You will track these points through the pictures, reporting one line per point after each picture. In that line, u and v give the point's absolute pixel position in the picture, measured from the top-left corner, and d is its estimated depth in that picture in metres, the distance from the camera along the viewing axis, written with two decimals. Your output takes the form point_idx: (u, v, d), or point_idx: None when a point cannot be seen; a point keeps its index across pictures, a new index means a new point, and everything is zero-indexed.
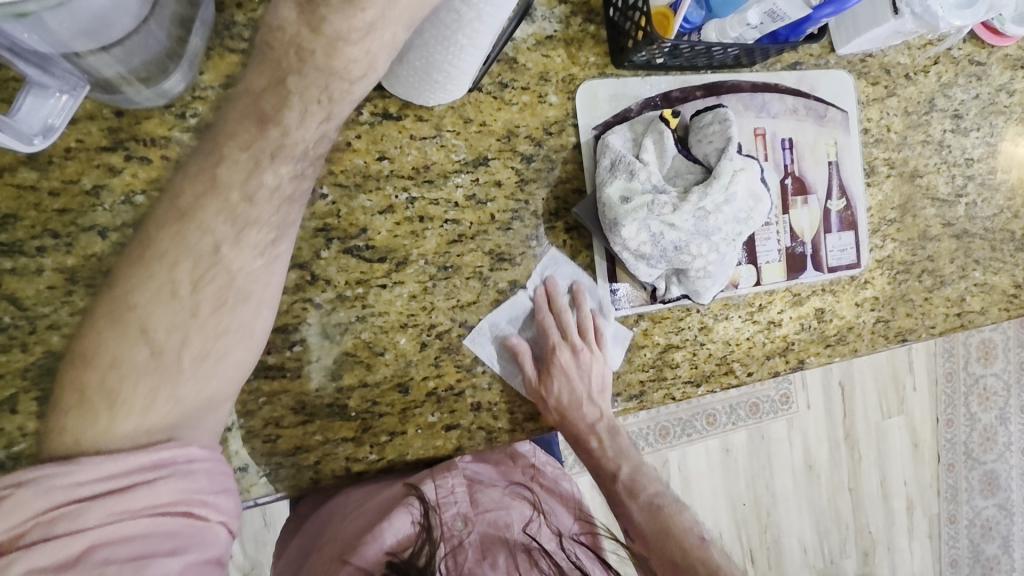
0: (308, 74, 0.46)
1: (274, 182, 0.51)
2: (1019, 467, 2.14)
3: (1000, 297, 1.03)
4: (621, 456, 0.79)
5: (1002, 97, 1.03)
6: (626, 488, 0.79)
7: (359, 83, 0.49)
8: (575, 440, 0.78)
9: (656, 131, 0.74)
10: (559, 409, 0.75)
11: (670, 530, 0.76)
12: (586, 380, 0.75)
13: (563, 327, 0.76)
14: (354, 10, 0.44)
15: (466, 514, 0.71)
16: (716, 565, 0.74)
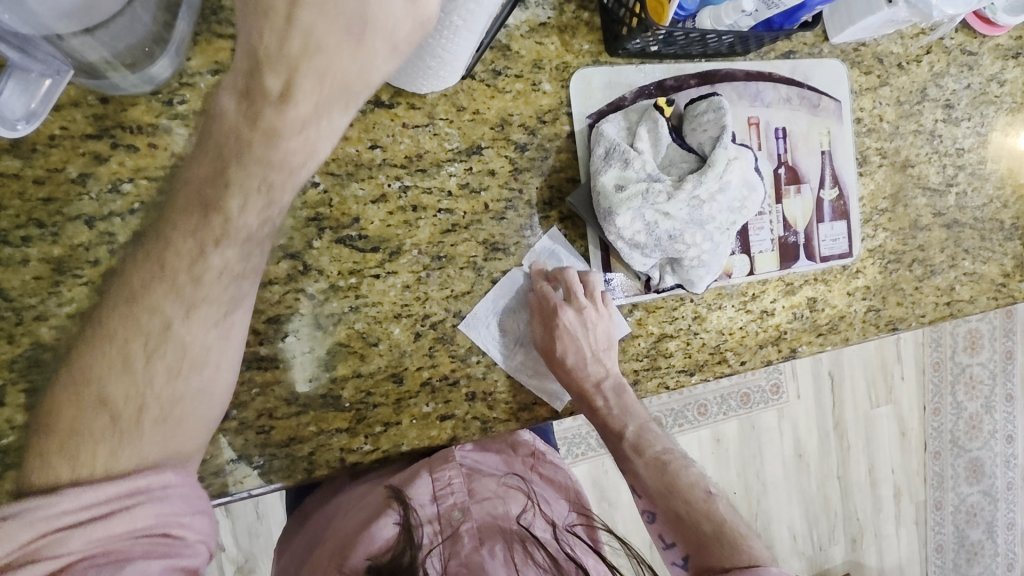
0: (244, 162, 0.46)
1: (220, 264, 0.49)
2: (1004, 453, 2.18)
3: (989, 286, 1.04)
4: (628, 415, 0.76)
5: (993, 87, 1.04)
6: (633, 446, 0.76)
7: (302, 168, 0.48)
8: (581, 400, 0.75)
9: (650, 119, 0.73)
10: (564, 367, 0.73)
11: (674, 484, 0.75)
12: (591, 336, 0.73)
13: (569, 286, 0.74)
14: (285, 104, 0.45)
15: (463, 505, 0.71)
16: (723, 519, 0.72)
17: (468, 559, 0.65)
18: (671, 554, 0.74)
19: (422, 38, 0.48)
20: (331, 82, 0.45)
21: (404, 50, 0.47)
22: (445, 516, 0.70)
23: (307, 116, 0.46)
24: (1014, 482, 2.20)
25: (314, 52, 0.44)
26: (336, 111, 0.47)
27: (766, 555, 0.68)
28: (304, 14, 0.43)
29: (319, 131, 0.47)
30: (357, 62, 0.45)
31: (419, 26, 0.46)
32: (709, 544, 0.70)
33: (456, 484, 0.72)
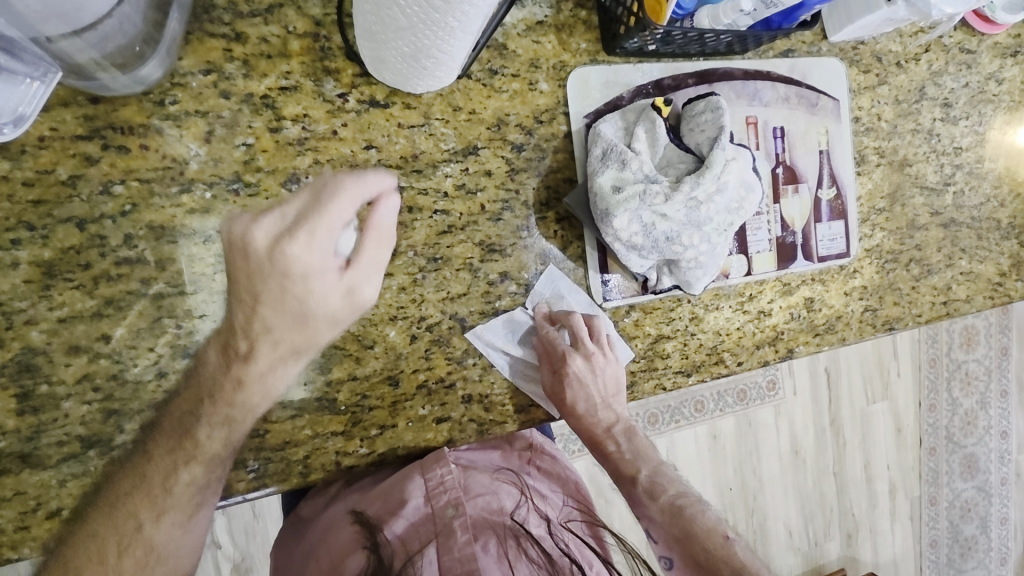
0: (217, 404, 0.55)
1: (189, 477, 0.56)
2: (998, 449, 2.19)
3: (985, 285, 1.04)
4: (638, 458, 0.78)
5: (991, 85, 1.04)
6: (647, 490, 0.77)
7: (258, 408, 0.56)
8: (592, 443, 0.78)
9: (648, 120, 0.73)
10: (576, 415, 0.74)
11: (691, 532, 0.74)
12: (600, 383, 0.74)
13: (574, 333, 0.74)
14: (250, 360, 0.53)
15: (457, 501, 0.70)
16: (740, 564, 0.72)
17: (462, 553, 0.64)
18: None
19: (358, 314, 0.54)
20: (282, 346, 0.53)
21: (344, 320, 0.53)
22: (440, 512, 0.69)
23: (262, 369, 0.54)
24: (1008, 478, 2.21)
25: (268, 330, 0.52)
26: (289, 362, 0.54)
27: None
28: (265, 313, 0.51)
29: (274, 377, 0.55)
30: (305, 332, 0.53)
31: (356, 310, 0.53)
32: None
33: (449, 481, 0.70)
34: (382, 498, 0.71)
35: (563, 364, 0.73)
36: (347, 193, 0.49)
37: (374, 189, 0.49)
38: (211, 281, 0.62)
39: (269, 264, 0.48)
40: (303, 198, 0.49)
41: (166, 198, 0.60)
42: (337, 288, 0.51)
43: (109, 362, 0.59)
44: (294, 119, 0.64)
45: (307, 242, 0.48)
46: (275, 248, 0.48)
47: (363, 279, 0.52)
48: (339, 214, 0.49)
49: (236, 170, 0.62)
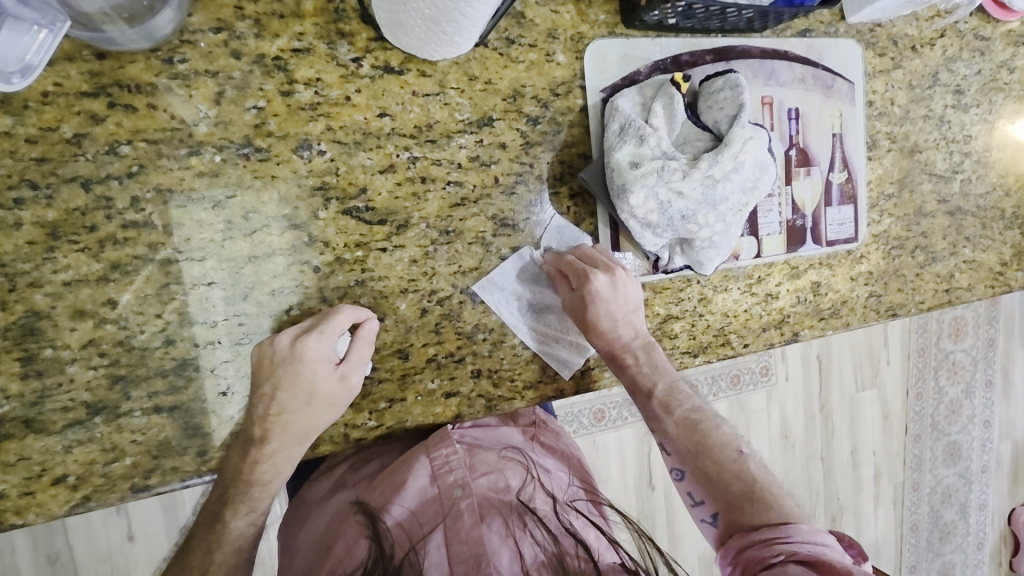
0: (240, 486, 0.62)
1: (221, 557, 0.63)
2: (980, 437, 2.24)
3: (987, 274, 1.05)
4: (658, 372, 0.75)
5: (1003, 73, 1.03)
6: (662, 405, 0.76)
7: (273, 483, 0.63)
8: (610, 358, 0.74)
9: (666, 95, 0.71)
10: (598, 330, 0.72)
11: (707, 446, 0.75)
12: (620, 298, 0.72)
13: (589, 256, 0.73)
14: (262, 443, 0.61)
15: (463, 481, 0.71)
16: (754, 479, 0.72)
17: (468, 536, 0.66)
18: (699, 512, 0.74)
19: (352, 398, 0.64)
20: (290, 428, 0.61)
21: (340, 404, 0.63)
22: (446, 493, 0.71)
23: (275, 448, 0.61)
24: (989, 465, 2.26)
25: (282, 412, 0.61)
26: (295, 445, 0.62)
27: (797, 515, 0.68)
28: (283, 396, 0.60)
29: (282, 459, 0.62)
30: (309, 414, 0.61)
31: (350, 393, 0.63)
32: (741, 503, 0.70)
33: (454, 461, 0.72)
34: (384, 486, 0.73)
35: (582, 284, 0.71)
36: (346, 310, 0.62)
37: (361, 314, 0.63)
38: (221, 248, 0.61)
39: (289, 356, 0.60)
40: (309, 321, 0.63)
41: (174, 161, 0.59)
42: (335, 376, 0.62)
43: (115, 328, 0.58)
44: (306, 83, 0.62)
45: (319, 337, 0.60)
46: (295, 344, 0.60)
47: (355, 367, 0.63)
48: (342, 322, 0.62)
49: (247, 134, 0.61)
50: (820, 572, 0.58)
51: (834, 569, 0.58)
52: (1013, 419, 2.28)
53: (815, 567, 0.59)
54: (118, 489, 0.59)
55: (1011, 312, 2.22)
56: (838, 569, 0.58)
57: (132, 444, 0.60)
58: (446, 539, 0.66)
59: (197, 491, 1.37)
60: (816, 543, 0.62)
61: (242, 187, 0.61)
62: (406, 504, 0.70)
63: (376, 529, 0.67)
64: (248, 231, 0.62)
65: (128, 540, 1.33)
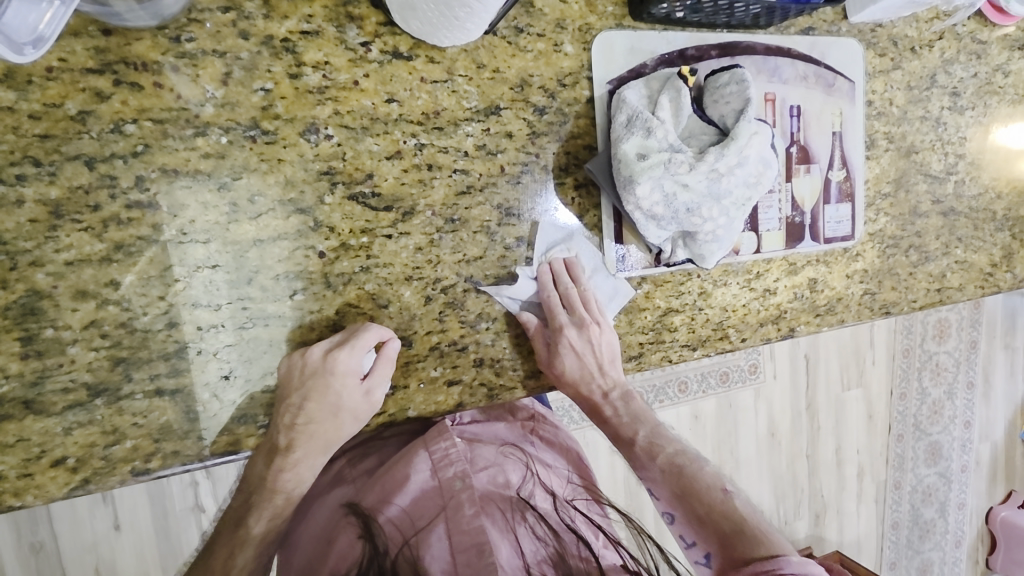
0: (262, 493, 0.62)
1: (242, 563, 0.62)
2: (962, 437, 2.28)
3: (977, 274, 1.08)
4: (637, 420, 0.77)
5: (998, 77, 1.05)
6: (645, 452, 0.76)
7: (296, 492, 0.63)
8: (591, 408, 0.77)
9: (673, 89, 0.72)
10: (570, 384, 0.74)
11: (693, 489, 0.73)
12: (594, 354, 0.73)
13: (569, 303, 0.73)
14: (287, 452, 0.61)
15: (462, 473, 0.73)
16: (741, 519, 0.70)
17: (469, 526, 0.66)
18: (694, 553, 0.73)
19: (376, 411, 0.64)
20: (315, 438, 0.61)
21: (365, 416, 0.63)
22: (446, 485, 0.72)
23: (299, 458, 0.61)
24: (969, 465, 2.30)
25: (308, 422, 0.61)
26: (319, 456, 0.62)
27: (787, 547, 0.66)
28: (310, 407, 0.61)
29: (306, 468, 0.62)
30: (334, 426, 0.62)
31: (373, 407, 0.64)
32: (731, 540, 0.69)
33: (452, 454, 0.74)
34: (385, 483, 0.73)
35: (554, 336, 0.72)
36: (373, 327, 0.63)
37: (386, 333, 0.64)
38: (225, 231, 0.60)
39: (320, 368, 0.61)
40: (336, 338, 0.63)
41: (180, 141, 0.58)
42: (361, 390, 0.62)
43: (118, 310, 0.57)
44: (314, 66, 0.62)
45: (350, 351, 0.61)
46: (326, 357, 0.61)
47: (379, 383, 0.63)
48: (370, 339, 0.63)
49: (254, 116, 0.60)
50: None
51: None
52: (993, 420, 2.33)
53: None
54: (119, 472, 0.59)
55: (994, 315, 2.26)
56: None
57: (133, 427, 0.59)
58: (447, 533, 0.66)
59: (185, 482, 1.36)
60: (806, 574, 0.61)
61: (248, 169, 0.60)
62: (405, 500, 0.71)
63: (370, 526, 0.66)
64: (254, 214, 0.61)
65: (114, 530, 1.32)
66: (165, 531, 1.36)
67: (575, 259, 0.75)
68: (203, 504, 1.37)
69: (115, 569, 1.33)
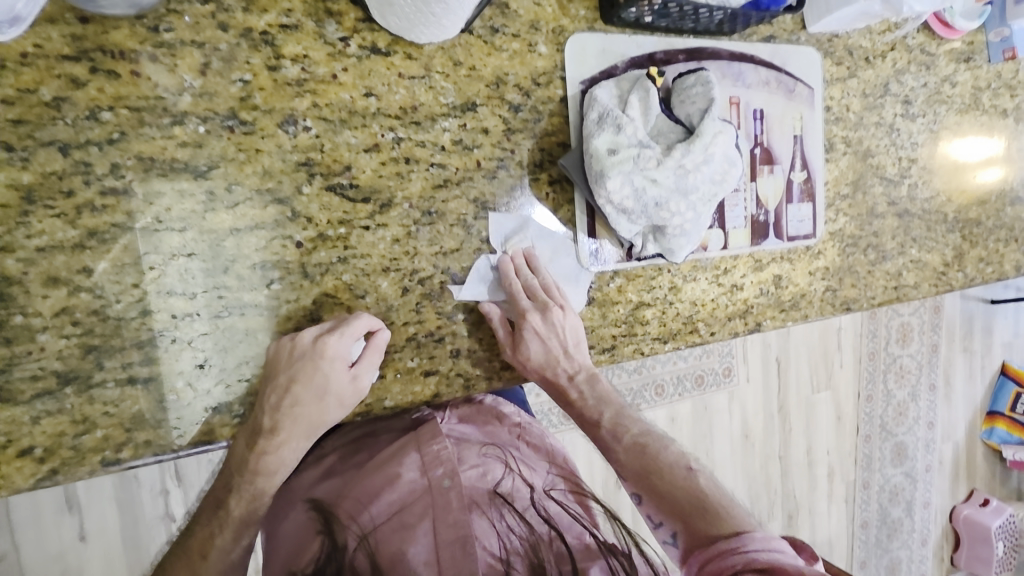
0: (244, 476, 0.61)
1: (222, 544, 0.61)
2: (925, 438, 2.36)
3: (931, 273, 1.15)
4: (602, 403, 0.76)
5: (946, 87, 1.12)
6: (610, 434, 0.75)
7: (278, 474, 0.62)
8: (556, 394, 0.76)
9: (642, 89, 0.75)
10: (532, 369, 0.74)
11: (656, 467, 0.72)
12: (558, 337, 0.73)
13: (531, 291, 0.73)
14: (273, 433, 0.61)
15: (451, 472, 0.71)
16: (704, 493, 0.69)
17: (456, 520, 0.65)
18: (662, 534, 0.70)
19: (360, 399, 0.64)
20: (301, 421, 0.61)
21: (349, 403, 0.63)
22: (435, 482, 0.70)
23: (283, 440, 0.61)
24: (932, 465, 2.38)
25: (295, 405, 0.61)
26: (302, 439, 0.62)
27: (751, 522, 0.63)
28: (297, 390, 0.61)
29: (289, 452, 0.62)
30: (320, 410, 0.62)
31: (358, 396, 0.64)
32: (694, 517, 0.66)
33: (442, 454, 0.74)
34: (371, 480, 0.73)
35: (517, 322, 0.72)
36: (365, 316, 0.65)
37: (376, 323, 0.65)
38: (202, 220, 0.60)
39: (309, 351, 0.61)
40: (326, 325, 0.64)
41: (157, 129, 0.58)
42: (348, 375, 0.63)
43: (90, 297, 0.57)
44: (293, 59, 0.63)
45: (340, 337, 0.62)
46: (317, 342, 0.61)
47: (366, 370, 0.64)
48: (361, 327, 0.64)
49: (232, 106, 0.61)
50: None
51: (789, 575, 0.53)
52: (954, 420, 2.42)
53: (770, 573, 0.54)
54: (89, 462, 0.58)
55: (951, 319, 2.36)
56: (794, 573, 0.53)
57: (103, 417, 0.58)
58: (433, 530, 0.65)
59: (155, 490, 1.34)
60: (771, 548, 0.58)
61: (226, 158, 0.61)
62: (392, 495, 0.70)
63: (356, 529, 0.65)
64: (230, 203, 0.61)
65: (79, 541, 1.28)
66: (134, 541, 1.33)
67: (532, 248, 0.76)
68: (174, 512, 1.35)
69: None
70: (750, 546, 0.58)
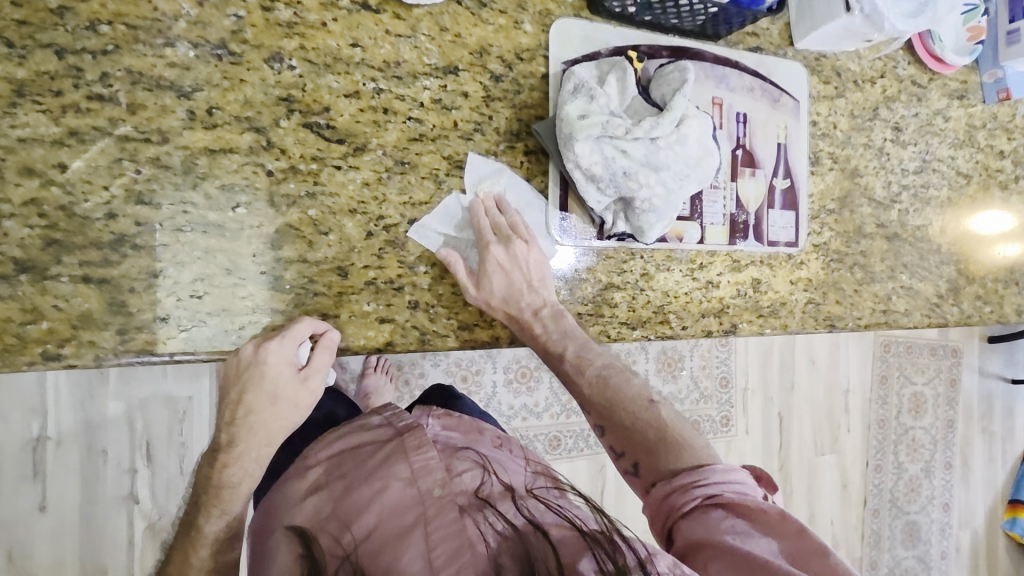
0: (212, 491, 0.71)
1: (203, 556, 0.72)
2: (939, 521, 2.22)
3: (923, 303, 1.12)
4: (567, 337, 0.77)
5: (939, 120, 1.14)
6: (574, 365, 0.77)
7: (242, 485, 0.71)
8: (520, 330, 0.78)
9: (620, 69, 0.78)
10: (495, 305, 0.75)
11: (620, 400, 0.77)
12: (522, 269, 0.76)
13: (497, 228, 0.76)
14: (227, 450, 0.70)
15: (443, 481, 0.65)
16: (664, 425, 0.75)
17: (448, 529, 0.59)
18: (623, 464, 0.75)
19: (313, 397, 0.73)
20: (257, 429, 0.70)
21: (302, 403, 0.72)
22: (426, 491, 0.64)
23: (241, 450, 0.69)
24: (948, 552, 2.24)
25: (248, 413, 0.69)
26: (262, 446, 0.71)
27: (706, 455, 0.71)
28: (249, 398, 0.68)
29: (250, 460, 0.70)
30: (273, 413, 0.70)
31: (311, 393, 0.72)
32: (656, 450, 0.73)
33: (433, 464, 0.67)
34: (358, 485, 0.67)
35: (481, 250, 0.75)
36: (308, 320, 0.68)
37: (322, 325, 0.69)
38: (179, 136, 0.64)
39: (253, 361, 0.67)
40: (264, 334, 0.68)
41: (149, 48, 0.62)
42: (296, 378, 0.70)
43: (60, 193, 0.60)
44: (286, 3, 0.67)
45: (280, 342, 0.67)
46: (259, 350, 0.67)
47: (315, 372, 0.70)
48: (303, 331, 0.68)
49: (223, 38, 0.65)
50: (738, 513, 0.61)
51: (747, 509, 0.61)
52: (972, 506, 2.28)
53: (733, 510, 0.61)
54: (30, 352, 0.59)
55: (970, 396, 2.26)
56: (753, 510, 0.61)
57: (53, 310, 0.60)
58: (428, 537, 0.59)
59: (122, 468, 1.28)
60: (728, 481, 0.65)
61: (210, 84, 0.65)
62: (382, 506, 0.64)
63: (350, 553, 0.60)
64: (210, 125, 0.65)
65: (36, 512, 1.22)
66: (91, 521, 1.26)
67: (502, 193, 0.78)
68: (137, 494, 1.28)
69: (28, 558, 1.21)
70: (709, 481, 0.65)
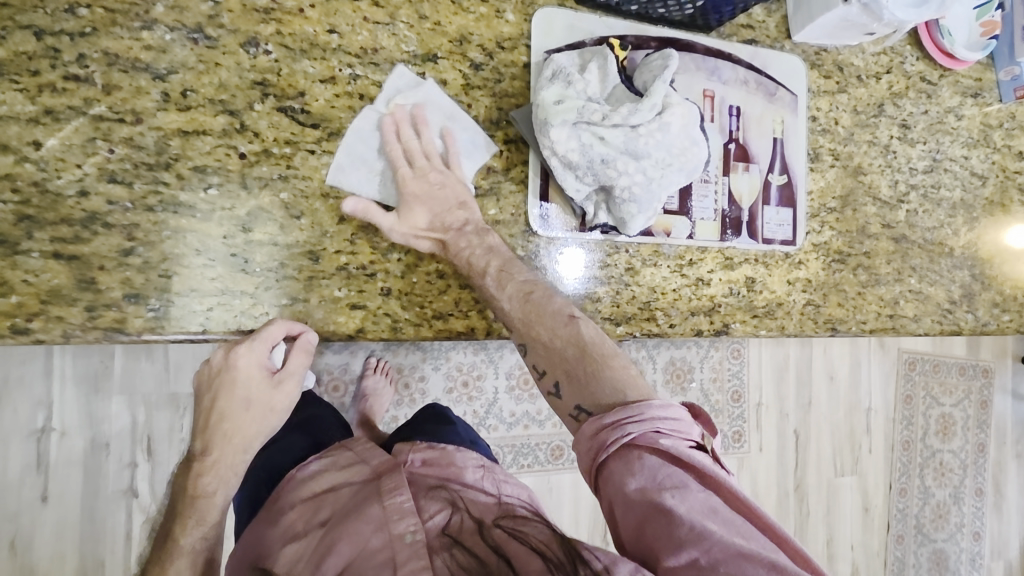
0: (184, 501, 0.66)
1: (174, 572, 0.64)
2: (969, 550, 2.10)
3: (934, 309, 1.06)
4: (490, 252, 0.72)
5: (951, 118, 1.09)
6: (495, 280, 0.71)
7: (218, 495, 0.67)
8: (442, 248, 0.73)
9: (602, 56, 0.76)
10: (419, 239, 0.71)
11: (539, 313, 0.69)
12: (438, 196, 0.71)
13: (409, 153, 0.71)
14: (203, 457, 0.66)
15: (416, 523, 0.55)
16: (586, 343, 0.67)
17: None
18: (545, 384, 0.68)
19: (291, 404, 0.71)
20: (230, 437, 0.67)
21: (279, 408, 0.70)
22: (395, 533, 0.55)
23: (216, 459, 0.66)
24: None
25: (221, 420, 0.67)
26: (238, 454, 0.67)
27: (628, 375, 0.64)
28: (222, 404, 0.67)
29: (226, 472, 0.67)
30: (248, 420, 0.68)
31: (288, 398, 0.70)
32: (577, 371, 0.66)
33: (405, 503, 0.58)
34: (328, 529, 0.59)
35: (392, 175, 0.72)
36: (281, 321, 0.67)
37: (296, 326, 0.68)
38: (153, 117, 0.65)
39: (225, 366, 0.67)
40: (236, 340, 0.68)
41: (126, 30, 0.64)
42: (270, 381, 0.69)
43: (35, 169, 0.61)
44: None
45: (250, 346, 0.66)
46: (229, 354, 0.67)
47: (290, 374, 0.70)
48: (276, 333, 0.67)
49: (199, 22, 0.66)
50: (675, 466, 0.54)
51: (684, 462, 0.54)
52: (1005, 536, 2.15)
53: (666, 458, 0.55)
54: None
55: (1002, 419, 2.14)
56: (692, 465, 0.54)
57: (22, 284, 0.61)
58: None
59: (123, 463, 1.25)
60: (659, 417, 0.57)
61: (186, 66, 0.65)
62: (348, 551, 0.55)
63: None
64: (184, 107, 0.65)
65: (40, 502, 1.22)
66: (91, 515, 1.25)
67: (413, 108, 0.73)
68: (137, 489, 1.26)
69: (31, 547, 1.21)
70: (639, 416, 0.57)
